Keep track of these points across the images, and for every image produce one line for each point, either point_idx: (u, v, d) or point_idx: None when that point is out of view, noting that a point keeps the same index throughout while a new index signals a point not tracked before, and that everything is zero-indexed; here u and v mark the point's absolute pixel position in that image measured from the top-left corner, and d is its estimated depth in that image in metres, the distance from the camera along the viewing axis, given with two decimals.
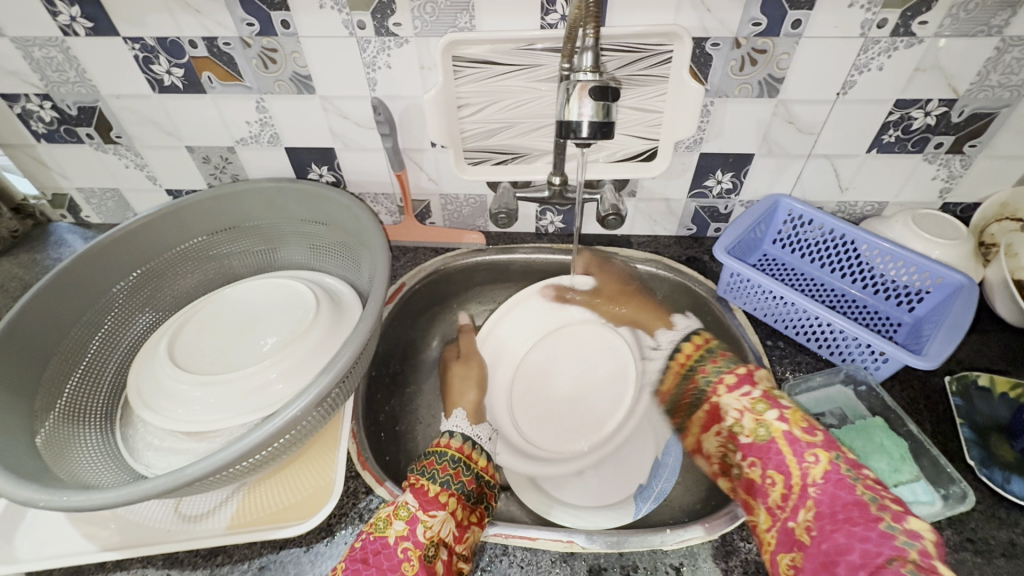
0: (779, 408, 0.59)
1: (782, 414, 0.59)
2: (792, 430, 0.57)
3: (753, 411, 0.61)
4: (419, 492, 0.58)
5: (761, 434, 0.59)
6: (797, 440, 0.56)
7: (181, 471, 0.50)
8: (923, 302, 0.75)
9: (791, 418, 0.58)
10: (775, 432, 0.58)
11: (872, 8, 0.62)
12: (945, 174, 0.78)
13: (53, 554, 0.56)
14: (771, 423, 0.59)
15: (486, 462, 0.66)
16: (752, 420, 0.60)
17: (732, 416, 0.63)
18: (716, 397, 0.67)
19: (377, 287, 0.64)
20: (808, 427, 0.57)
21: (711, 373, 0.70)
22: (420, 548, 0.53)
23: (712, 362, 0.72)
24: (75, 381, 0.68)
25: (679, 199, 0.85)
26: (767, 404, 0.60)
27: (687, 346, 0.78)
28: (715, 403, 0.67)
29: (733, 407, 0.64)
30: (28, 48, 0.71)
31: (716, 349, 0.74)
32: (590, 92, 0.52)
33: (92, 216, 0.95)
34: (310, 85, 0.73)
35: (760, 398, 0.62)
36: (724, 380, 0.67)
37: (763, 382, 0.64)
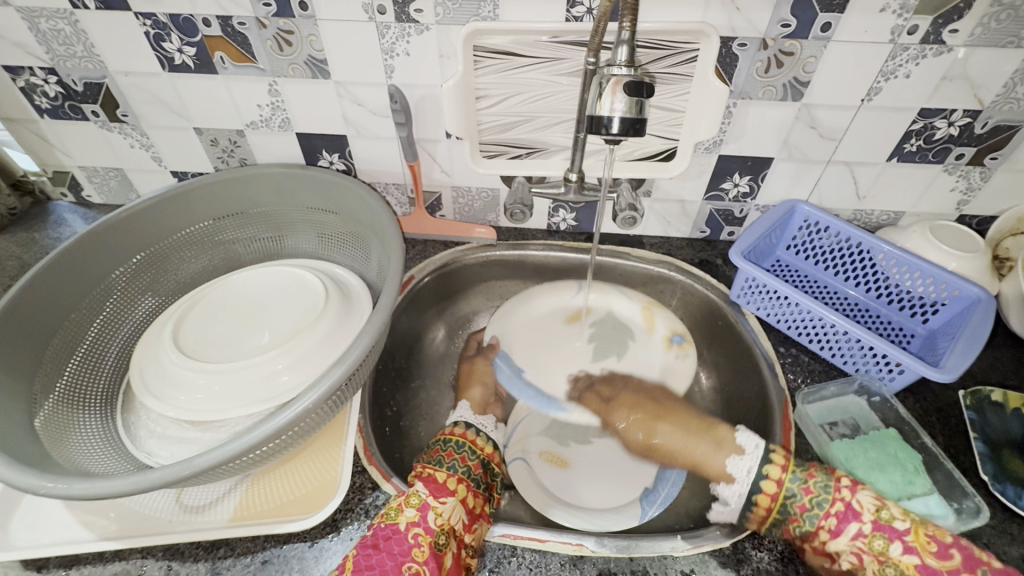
0: (900, 539, 0.53)
1: (908, 546, 0.53)
2: (925, 562, 0.52)
3: (872, 551, 0.54)
4: (429, 480, 0.58)
5: (890, 574, 0.53)
6: (936, 571, 0.51)
7: (187, 461, 0.49)
8: (937, 314, 0.75)
9: (916, 545, 0.53)
10: (909, 569, 0.52)
11: (904, 14, 0.61)
12: (964, 186, 0.78)
13: (51, 542, 0.54)
14: (899, 558, 0.53)
15: (490, 449, 0.67)
16: (874, 563, 0.54)
17: (848, 561, 0.55)
18: (819, 545, 0.56)
19: (392, 279, 0.63)
20: (939, 549, 0.52)
21: (804, 520, 0.57)
22: (431, 534, 0.53)
23: (801, 504, 0.58)
24: (76, 363, 0.66)
25: (694, 201, 0.84)
26: (886, 539, 0.54)
27: (760, 493, 0.60)
28: (819, 549, 0.56)
29: (850, 552, 0.55)
30: (35, 20, 0.69)
31: (794, 481, 0.59)
32: (624, 87, 0.51)
33: (93, 196, 0.93)
34: (325, 69, 0.71)
35: (873, 533, 0.54)
36: (825, 524, 0.56)
37: (866, 508, 0.55)
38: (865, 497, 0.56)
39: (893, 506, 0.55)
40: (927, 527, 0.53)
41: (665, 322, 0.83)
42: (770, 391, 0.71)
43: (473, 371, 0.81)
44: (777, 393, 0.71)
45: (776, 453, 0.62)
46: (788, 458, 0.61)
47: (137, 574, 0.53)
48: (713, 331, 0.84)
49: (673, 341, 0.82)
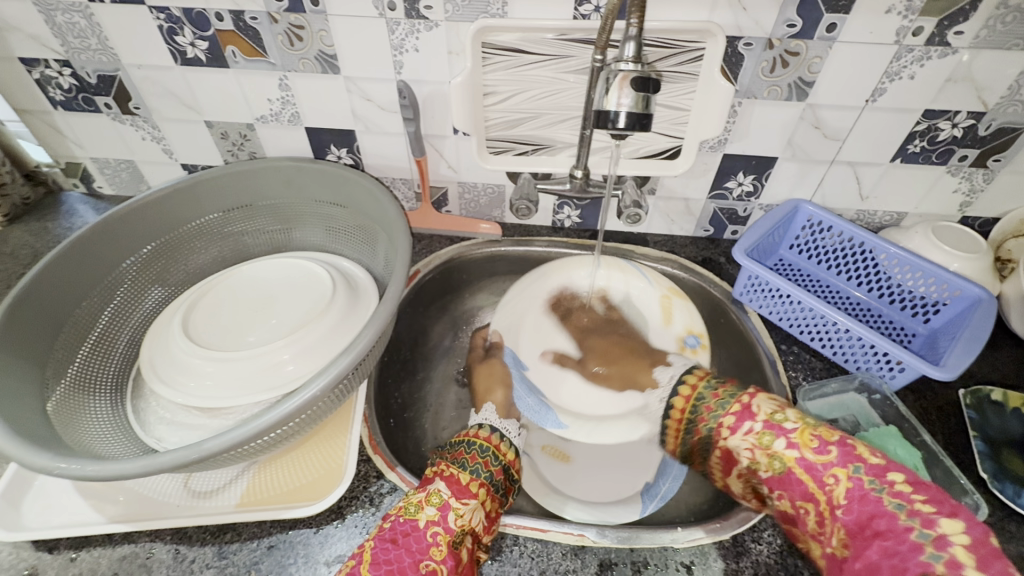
0: (786, 435, 0.58)
1: (790, 442, 0.58)
2: (804, 456, 0.56)
3: (761, 446, 0.59)
4: (451, 481, 0.58)
5: (776, 466, 0.58)
6: (812, 464, 0.56)
7: (198, 446, 0.50)
8: (939, 313, 0.75)
9: (798, 442, 0.57)
10: (790, 461, 0.57)
11: (909, 15, 0.61)
12: (967, 188, 0.78)
13: (62, 524, 0.55)
14: (783, 454, 0.58)
15: (514, 455, 0.65)
16: (764, 456, 0.59)
17: (744, 457, 0.61)
18: (722, 441, 0.63)
19: (399, 271, 0.64)
20: (819, 446, 0.56)
21: (709, 418, 0.65)
22: (450, 534, 0.53)
23: (708, 405, 0.66)
24: (86, 351, 0.68)
25: (698, 200, 0.85)
26: (773, 435, 0.59)
27: (679, 395, 0.71)
28: (722, 445, 0.63)
29: (743, 447, 0.61)
30: (51, 12, 0.70)
31: (707, 389, 0.68)
32: (632, 83, 0.52)
33: (104, 187, 0.94)
34: (335, 65, 0.72)
35: (762, 430, 0.60)
36: (724, 421, 0.64)
37: (762, 410, 0.61)
38: (763, 402, 0.62)
39: (788, 412, 0.60)
40: (815, 429, 0.58)
41: (684, 319, 0.80)
42: (773, 391, 0.72)
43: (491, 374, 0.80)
44: (780, 392, 0.71)
45: (695, 373, 0.71)
46: (700, 377, 0.70)
47: (146, 557, 0.54)
48: (714, 327, 0.84)
49: (687, 343, 0.79)
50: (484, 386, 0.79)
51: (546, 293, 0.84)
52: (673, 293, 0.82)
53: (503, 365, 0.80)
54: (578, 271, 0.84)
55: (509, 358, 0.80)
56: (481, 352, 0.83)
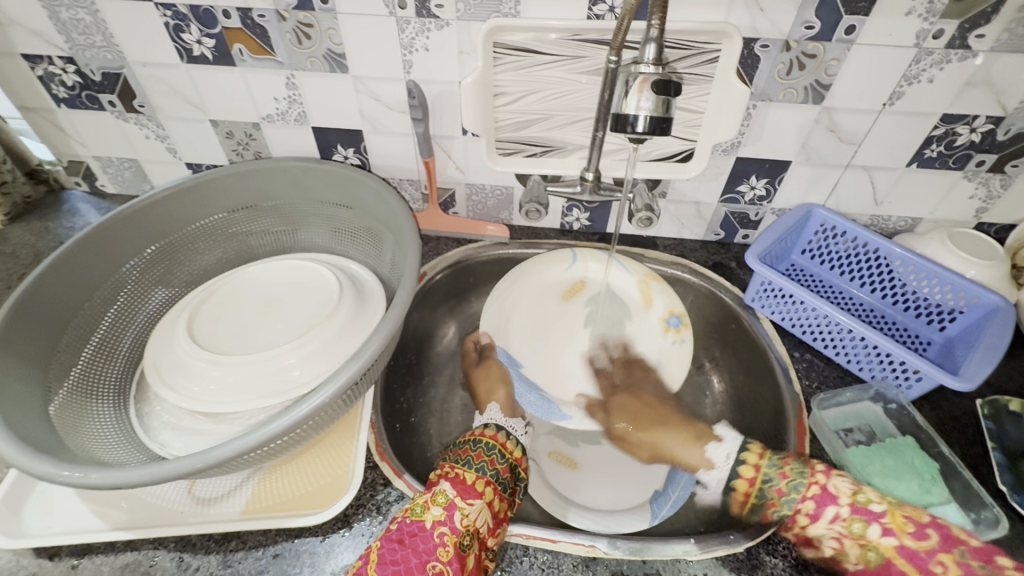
0: (878, 521, 0.56)
1: (885, 528, 0.55)
2: (902, 542, 0.54)
3: (850, 535, 0.56)
4: (457, 480, 0.58)
5: (871, 556, 0.55)
6: (914, 552, 0.54)
7: (204, 453, 0.49)
8: (955, 321, 0.74)
9: (891, 526, 0.55)
10: (888, 551, 0.55)
11: (930, 18, 0.60)
12: (983, 193, 0.77)
13: (63, 531, 0.54)
14: (879, 542, 0.55)
15: (520, 453, 0.65)
16: (855, 547, 0.56)
17: (829, 546, 0.57)
18: (798, 530, 0.58)
19: (409, 275, 0.63)
20: (916, 530, 0.55)
21: (781, 504, 0.60)
22: (457, 534, 0.52)
23: (777, 488, 0.61)
24: (89, 353, 0.66)
25: (710, 203, 0.84)
26: (864, 522, 0.56)
27: (739, 478, 0.65)
28: (798, 534, 0.58)
29: (828, 537, 0.57)
30: (55, 8, 0.69)
31: (771, 467, 0.63)
32: (651, 85, 0.51)
33: (107, 186, 0.93)
34: (344, 64, 0.71)
35: (850, 517, 0.56)
36: (802, 508, 0.58)
37: (843, 492, 0.58)
38: (841, 482, 0.59)
39: (869, 490, 0.58)
40: (903, 509, 0.56)
41: (664, 301, 0.79)
42: (786, 398, 0.70)
43: (490, 375, 0.79)
44: (792, 399, 0.70)
45: (752, 449, 0.66)
46: (762, 453, 0.65)
47: (149, 564, 0.53)
48: (724, 333, 0.83)
49: (670, 323, 0.78)
50: (485, 387, 0.79)
51: (530, 290, 0.82)
52: (651, 277, 0.80)
53: (500, 364, 0.79)
54: (556, 266, 0.83)
55: (503, 356, 0.78)
56: (474, 356, 0.83)
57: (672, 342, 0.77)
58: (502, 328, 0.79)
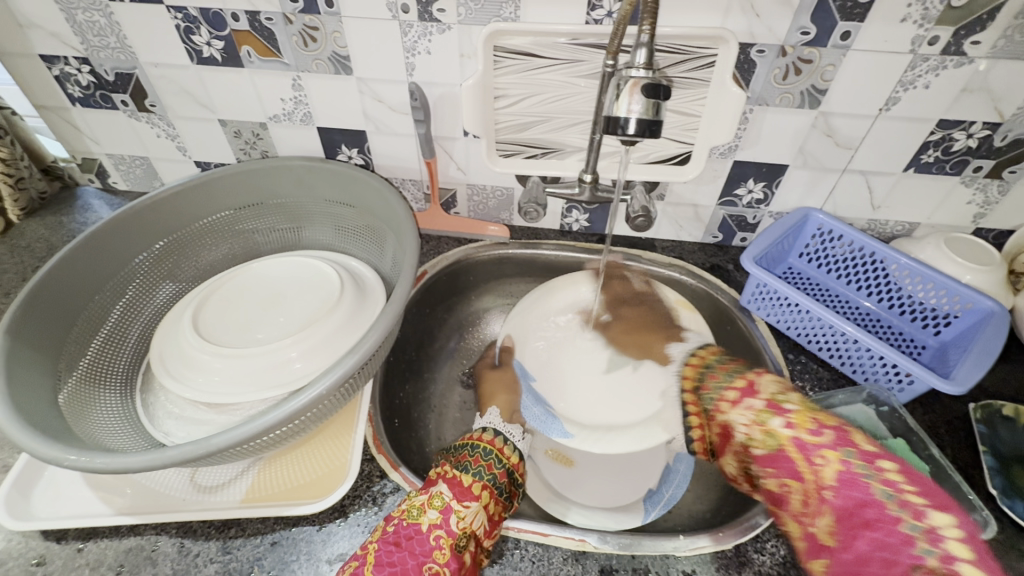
0: (784, 415, 0.56)
1: (788, 420, 0.55)
2: (800, 435, 0.54)
3: (759, 423, 0.57)
4: (453, 483, 0.58)
5: (769, 443, 0.55)
6: (804, 443, 0.53)
7: (205, 441, 0.50)
8: (950, 326, 0.74)
9: (797, 423, 0.54)
10: (784, 440, 0.54)
11: (924, 24, 0.61)
12: (981, 199, 0.77)
13: (69, 515, 0.56)
14: (778, 431, 0.55)
15: (517, 458, 0.65)
16: (760, 432, 0.57)
17: (740, 432, 0.59)
18: (721, 416, 0.62)
19: (406, 271, 0.64)
20: (815, 427, 0.53)
21: (711, 395, 0.64)
22: (453, 537, 0.53)
23: (714, 378, 0.66)
24: (97, 344, 0.69)
25: (707, 206, 0.85)
26: (772, 413, 0.56)
27: (689, 366, 0.72)
28: (720, 422, 0.62)
29: (740, 422, 0.59)
30: (71, 11, 0.71)
31: (714, 367, 0.67)
32: (642, 89, 0.52)
33: (119, 183, 0.95)
34: (348, 65, 0.73)
35: (763, 408, 0.58)
36: (725, 396, 0.62)
37: (766, 390, 0.59)
38: (769, 383, 0.60)
39: (792, 394, 0.58)
40: (816, 412, 0.55)
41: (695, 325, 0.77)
42: None
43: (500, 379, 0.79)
44: None
45: (702, 352, 0.72)
46: (713, 352, 0.71)
47: (151, 549, 0.55)
48: (721, 336, 0.84)
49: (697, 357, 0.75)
50: (490, 390, 0.79)
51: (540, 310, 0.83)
52: (682, 303, 0.79)
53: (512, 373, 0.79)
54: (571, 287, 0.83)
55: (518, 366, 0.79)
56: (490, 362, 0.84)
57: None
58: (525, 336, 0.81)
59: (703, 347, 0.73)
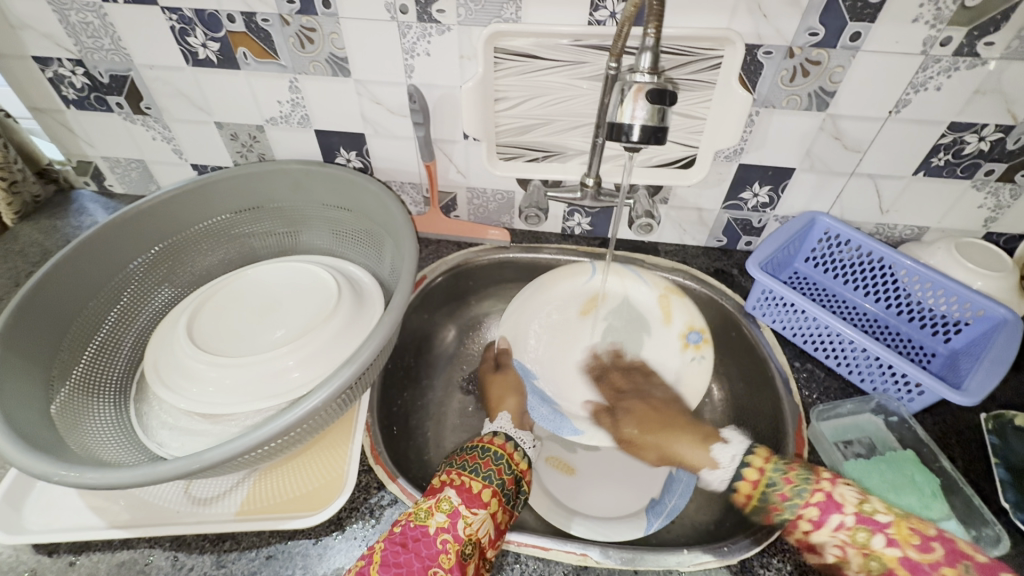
0: (882, 531, 0.54)
1: (890, 538, 0.54)
2: (907, 553, 0.53)
3: (854, 543, 0.55)
4: (462, 487, 0.56)
5: (874, 567, 0.54)
6: (918, 564, 0.52)
7: (197, 455, 0.49)
8: (960, 333, 0.73)
9: (898, 539, 0.54)
10: (891, 561, 0.53)
11: (937, 25, 0.59)
12: (992, 203, 0.75)
13: (62, 528, 0.55)
14: (880, 551, 0.54)
15: (526, 465, 0.64)
16: (858, 555, 0.55)
17: (832, 554, 0.56)
18: (801, 537, 0.58)
19: (405, 278, 0.63)
20: (920, 543, 0.53)
21: (784, 508, 0.59)
22: (459, 543, 0.52)
23: (781, 492, 0.60)
24: (91, 352, 0.68)
25: (712, 210, 0.83)
26: (868, 531, 0.55)
27: (744, 479, 0.64)
28: (798, 537, 0.58)
29: (831, 543, 0.56)
30: (64, 12, 0.70)
31: (775, 471, 0.62)
32: (646, 95, 0.50)
33: (115, 185, 0.94)
34: (346, 67, 0.71)
35: (855, 525, 0.55)
36: (803, 514, 0.58)
37: (848, 500, 0.57)
38: (846, 491, 0.57)
39: (875, 501, 0.57)
40: (911, 523, 0.54)
41: (684, 315, 0.79)
42: (784, 409, 0.69)
43: (504, 383, 0.78)
44: (792, 410, 0.69)
45: (758, 452, 0.65)
46: (769, 455, 0.64)
47: (144, 563, 0.54)
48: (725, 341, 0.83)
49: (690, 339, 0.78)
50: (496, 394, 0.77)
51: (545, 304, 0.83)
52: (671, 291, 0.81)
53: (515, 375, 0.79)
54: (573, 279, 0.83)
55: (519, 367, 0.80)
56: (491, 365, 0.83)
57: (692, 357, 0.77)
58: (520, 333, 0.82)
59: (759, 449, 0.65)
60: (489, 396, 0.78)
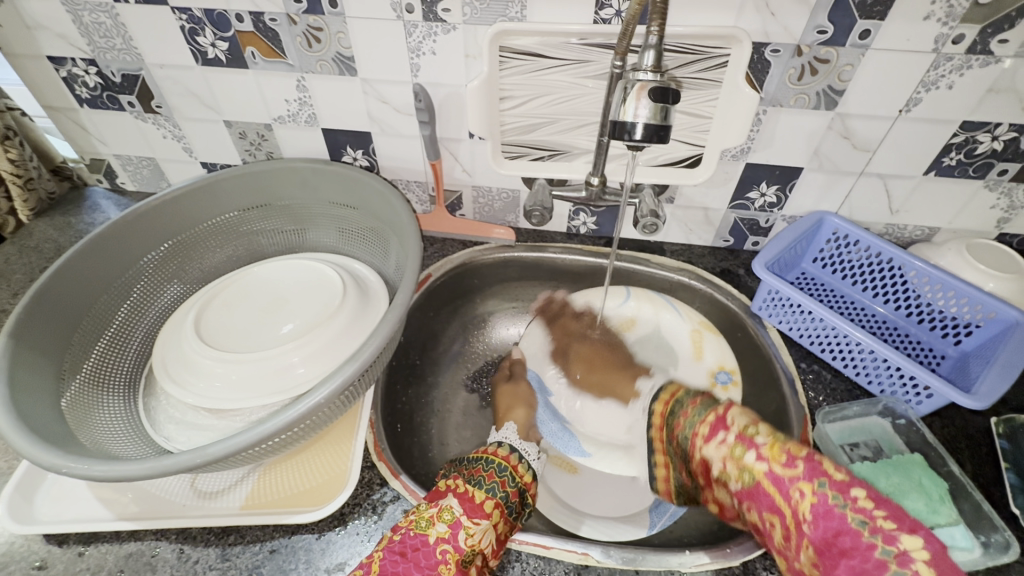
0: (756, 448, 0.50)
1: (760, 454, 0.49)
2: (772, 466, 0.48)
3: (732, 458, 0.52)
4: (464, 498, 0.56)
5: (745, 479, 0.50)
6: (779, 477, 0.47)
7: (203, 449, 0.50)
8: (971, 336, 0.71)
9: (768, 454, 0.49)
10: (758, 474, 0.49)
11: (949, 22, 0.58)
12: (1006, 204, 0.74)
13: (72, 519, 0.56)
14: (751, 465, 0.50)
15: (531, 477, 0.62)
16: (734, 467, 0.51)
17: (715, 468, 0.53)
18: (697, 452, 0.57)
19: (409, 276, 0.63)
20: (787, 459, 0.48)
21: (685, 426, 0.60)
22: (459, 553, 0.52)
23: (685, 412, 0.61)
24: (102, 346, 0.69)
25: (719, 209, 0.83)
26: (744, 447, 0.51)
27: (660, 403, 0.67)
28: (697, 456, 0.57)
29: (714, 458, 0.54)
30: (78, 12, 0.71)
31: (684, 398, 0.63)
32: (649, 93, 0.50)
33: (127, 183, 0.96)
34: (352, 66, 0.72)
35: (734, 442, 0.52)
36: (699, 430, 0.57)
37: (737, 422, 0.54)
38: (739, 415, 0.54)
39: (763, 425, 0.52)
40: (788, 441, 0.49)
41: (714, 354, 0.78)
42: (789, 410, 0.69)
43: (514, 394, 0.77)
44: (797, 411, 0.69)
45: (669, 388, 0.67)
46: (679, 388, 0.66)
47: (151, 555, 0.55)
48: (731, 342, 0.82)
49: (719, 378, 0.76)
50: (506, 403, 0.76)
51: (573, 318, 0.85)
52: (705, 328, 0.80)
53: (526, 386, 0.78)
54: (608, 300, 0.84)
55: (531, 378, 0.80)
56: (505, 374, 0.82)
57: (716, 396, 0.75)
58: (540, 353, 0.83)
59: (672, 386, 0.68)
60: (497, 406, 0.77)
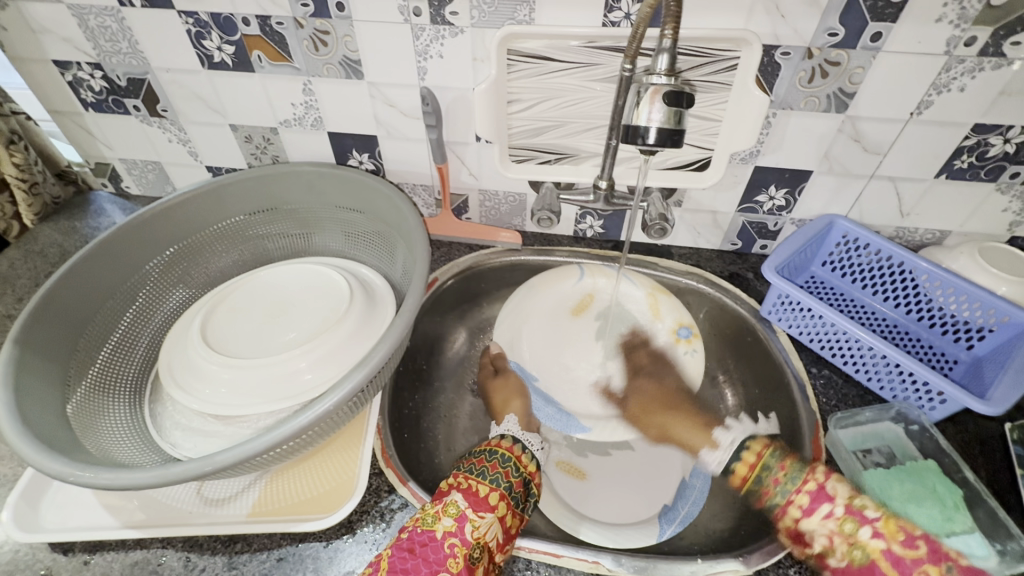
0: (870, 524, 0.53)
1: (876, 531, 0.52)
2: (891, 547, 0.51)
3: (842, 533, 0.53)
4: (469, 491, 0.56)
5: (857, 557, 0.52)
6: (900, 558, 0.50)
7: (210, 458, 0.49)
8: (983, 340, 0.71)
9: (885, 531, 0.52)
10: (875, 553, 0.52)
11: (961, 25, 0.58)
12: (1018, 207, 0.73)
13: (77, 527, 0.56)
14: (867, 543, 0.52)
15: (534, 467, 0.62)
16: (844, 543, 0.53)
17: (820, 543, 0.55)
18: (791, 522, 0.58)
19: (417, 281, 0.63)
20: (906, 539, 0.51)
21: (776, 492, 0.60)
22: (468, 547, 0.51)
23: (775, 477, 0.61)
24: (107, 352, 0.68)
25: (727, 212, 0.82)
26: (856, 522, 0.53)
27: (740, 461, 0.66)
28: (790, 525, 0.58)
29: (820, 532, 0.55)
30: (84, 16, 0.71)
31: (771, 458, 0.62)
32: (663, 97, 0.50)
33: (132, 187, 0.95)
34: (359, 70, 0.71)
35: (844, 516, 0.54)
36: (796, 500, 0.58)
37: (840, 493, 0.56)
38: (841, 485, 0.56)
39: (867, 497, 0.55)
40: (898, 519, 0.53)
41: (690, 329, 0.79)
42: (801, 417, 0.68)
43: (506, 387, 0.77)
44: (808, 417, 0.68)
45: (757, 442, 0.65)
46: (767, 443, 0.64)
47: (157, 563, 0.54)
48: (738, 345, 0.82)
49: (680, 335, 0.78)
50: (502, 398, 0.76)
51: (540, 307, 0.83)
52: (657, 289, 0.81)
53: (516, 378, 0.78)
54: (561, 281, 0.83)
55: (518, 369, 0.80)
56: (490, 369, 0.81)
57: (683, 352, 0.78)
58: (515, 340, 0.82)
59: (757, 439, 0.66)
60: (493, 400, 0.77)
